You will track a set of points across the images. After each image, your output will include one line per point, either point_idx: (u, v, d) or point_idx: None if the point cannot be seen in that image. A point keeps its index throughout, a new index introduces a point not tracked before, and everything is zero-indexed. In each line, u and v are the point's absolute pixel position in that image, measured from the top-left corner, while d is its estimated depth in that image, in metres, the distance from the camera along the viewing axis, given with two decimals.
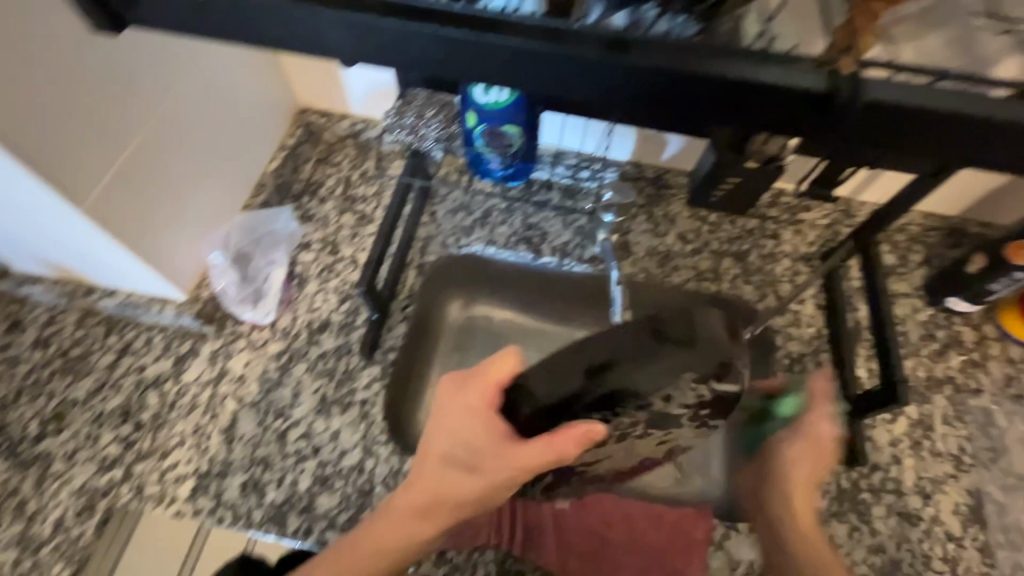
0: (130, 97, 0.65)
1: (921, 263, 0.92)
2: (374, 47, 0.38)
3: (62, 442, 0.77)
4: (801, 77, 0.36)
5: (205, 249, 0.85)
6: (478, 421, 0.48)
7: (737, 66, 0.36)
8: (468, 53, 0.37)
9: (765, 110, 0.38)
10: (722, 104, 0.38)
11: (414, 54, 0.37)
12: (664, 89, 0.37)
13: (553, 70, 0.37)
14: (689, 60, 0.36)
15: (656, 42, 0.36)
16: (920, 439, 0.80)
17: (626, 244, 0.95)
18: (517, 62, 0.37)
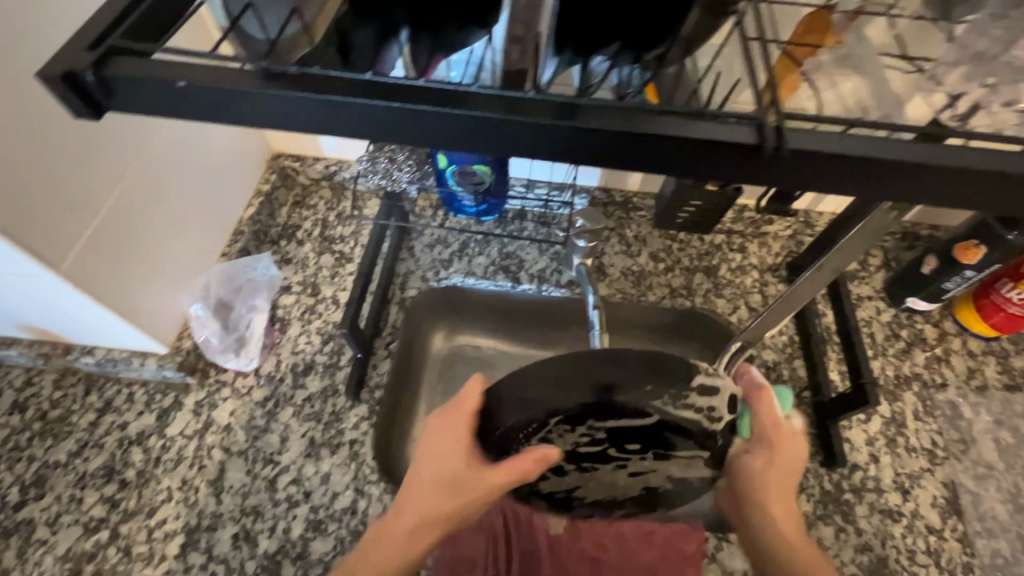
0: (102, 160, 0.67)
1: (879, 267, 0.97)
2: (320, 122, 0.36)
3: (45, 508, 0.75)
4: (759, 131, 0.35)
5: (185, 301, 0.84)
6: (457, 445, 0.51)
7: (692, 125, 0.35)
8: (414, 125, 0.36)
9: (724, 167, 0.37)
10: (679, 162, 0.37)
11: (371, 127, 0.36)
12: (618, 151, 0.36)
13: (511, 140, 0.36)
14: (641, 122, 0.35)
15: (608, 106, 0.36)
16: (895, 436, 0.83)
17: (601, 266, 0.98)
18: (465, 130, 0.36)
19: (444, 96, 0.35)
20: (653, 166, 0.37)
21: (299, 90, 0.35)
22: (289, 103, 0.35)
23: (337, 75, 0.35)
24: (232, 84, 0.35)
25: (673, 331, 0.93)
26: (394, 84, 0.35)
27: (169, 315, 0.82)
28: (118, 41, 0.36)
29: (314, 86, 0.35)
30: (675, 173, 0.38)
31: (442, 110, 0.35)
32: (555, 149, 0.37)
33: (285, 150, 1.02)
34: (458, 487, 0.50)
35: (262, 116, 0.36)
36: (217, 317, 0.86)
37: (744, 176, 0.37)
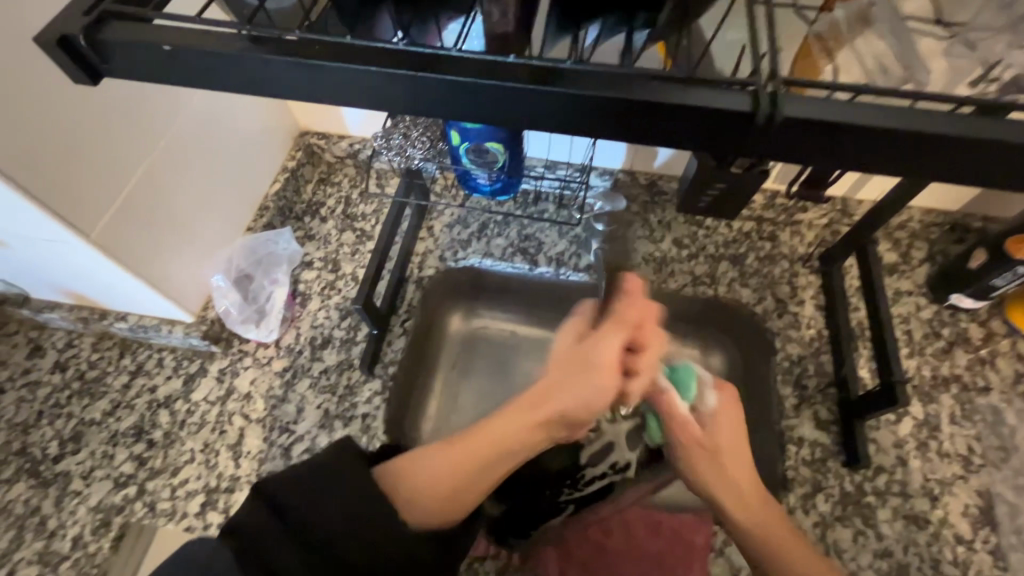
0: (131, 133, 0.69)
1: (922, 261, 0.91)
2: (313, 87, 0.38)
3: (80, 462, 0.80)
4: (752, 98, 0.36)
5: (208, 273, 0.87)
6: (576, 331, 0.61)
7: (680, 91, 0.36)
8: (407, 91, 0.37)
9: (711, 133, 0.37)
10: (667, 128, 0.37)
11: (362, 94, 0.38)
12: (603, 117, 0.37)
13: (496, 103, 0.37)
14: (629, 86, 0.36)
15: (596, 71, 0.37)
16: (926, 440, 0.78)
17: (622, 251, 0.95)
18: (455, 95, 0.37)
19: (436, 60, 0.36)
20: (635, 135, 0.38)
21: (292, 56, 0.36)
22: (285, 68, 0.37)
23: (332, 39, 0.37)
24: (225, 50, 0.36)
25: (693, 321, 0.91)
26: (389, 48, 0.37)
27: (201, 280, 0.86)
28: (116, 7, 0.37)
29: (307, 51, 0.36)
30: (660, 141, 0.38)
31: (433, 75, 0.36)
32: (543, 114, 0.38)
33: (312, 128, 1.03)
34: (599, 364, 0.55)
35: (258, 82, 0.38)
36: (238, 290, 0.88)
37: (728, 147, 0.38)
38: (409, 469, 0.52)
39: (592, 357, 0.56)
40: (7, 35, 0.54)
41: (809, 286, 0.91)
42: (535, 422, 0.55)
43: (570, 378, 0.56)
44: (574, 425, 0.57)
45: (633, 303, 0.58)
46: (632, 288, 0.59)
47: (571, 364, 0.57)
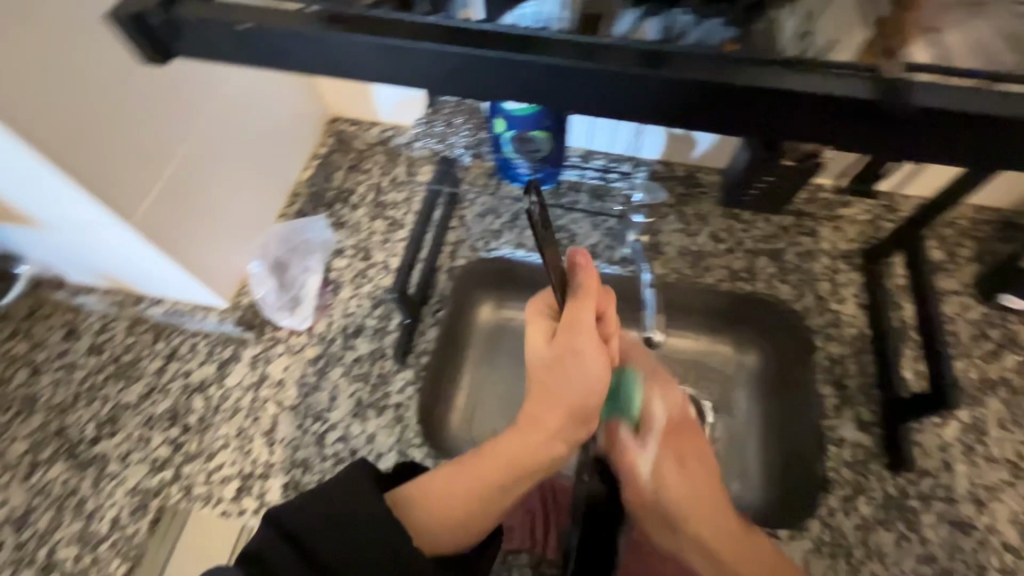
0: (171, 115, 0.69)
1: (970, 259, 0.89)
2: (385, 68, 0.37)
3: (117, 444, 0.81)
4: (873, 87, 0.35)
5: (246, 259, 0.89)
6: (541, 326, 0.62)
7: (782, 76, 0.35)
8: (484, 72, 0.37)
9: (808, 121, 0.36)
10: (762, 115, 0.37)
11: (445, 76, 0.37)
12: (699, 103, 0.36)
13: (585, 89, 0.37)
14: (731, 72, 0.35)
15: (692, 55, 0.36)
16: (973, 445, 0.76)
17: (657, 244, 0.94)
18: (536, 78, 0.36)
19: (518, 41, 0.36)
20: (709, 122, 0.38)
21: (366, 36, 0.36)
22: (357, 47, 0.36)
23: (411, 19, 0.37)
24: (295, 28, 0.36)
25: (729, 317, 0.89)
26: (472, 28, 0.37)
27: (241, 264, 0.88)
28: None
29: (383, 30, 0.36)
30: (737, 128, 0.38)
31: (519, 55, 0.35)
32: (625, 99, 0.37)
33: (343, 114, 1.03)
34: (585, 351, 0.59)
35: (325, 61, 0.38)
36: (274, 277, 0.89)
37: (826, 138, 0.37)
38: (425, 507, 0.53)
39: (574, 348, 0.59)
40: (55, 16, 0.53)
41: (851, 283, 0.89)
42: (546, 427, 0.59)
43: (561, 375, 0.59)
44: (580, 421, 0.60)
45: (589, 273, 0.60)
46: (583, 262, 0.60)
47: (557, 363, 0.59)
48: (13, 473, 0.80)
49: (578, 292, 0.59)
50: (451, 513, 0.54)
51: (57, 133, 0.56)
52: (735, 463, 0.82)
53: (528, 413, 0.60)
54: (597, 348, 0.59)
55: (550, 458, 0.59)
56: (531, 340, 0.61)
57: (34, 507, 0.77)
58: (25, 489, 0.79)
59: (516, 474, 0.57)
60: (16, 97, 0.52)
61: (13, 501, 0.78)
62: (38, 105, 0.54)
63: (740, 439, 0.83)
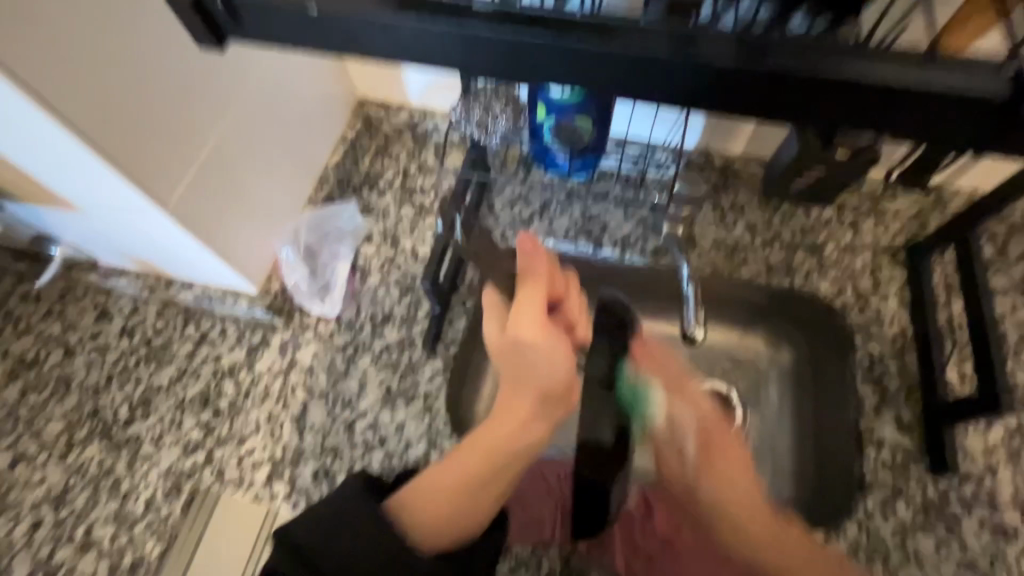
0: (206, 97, 0.67)
1: (1021, 256, 0.85)
2: (463, 53, 0.39)
3: (150, 426, 0.82)
4: (1010, 85, 0.35)
5: (277, 246, 0.88)
6: (495, 317, 0.62)
7: (894, 67, 0.36)
8: (566, 59, 0.38)
9: (916, 114, 0.37)
10: (859, 108, 0.37)
11: (526, 64, 0.39)
12: (796, 93, 0.37)
13: (669, 79, 0.38)
14: (831, 63, 0.36)
15: (796, 42, 0.36)
16: (1019, 450, 0.74)
17: (692, 236, 0.91)
18: (622, 66, 0.37)
19: (608, 28, 0.37)
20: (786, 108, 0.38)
21: (442, 19, 0.37)
22: (432, 32, 0.38)
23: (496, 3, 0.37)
24: (367, 10, 0.38)
25: (766, 312, 0.86)
26: (562, 12, 0.37)
27: (272, 250, 0.88)
28: None
29: (460, 14, 0.37)
30: (819, 115, 0.38)
31: (609, 47, 0.36)
32: (708, 90, 0.38)
33: (369, 97, 1.01)
34: (534, 336, 0.57)
35: (392, 44, 0.39)
36: (306, 264, 0.89)
37: (931, 133, 0.38)
38: (420, 497, 0.51)
39: (519, 337, 0.57)
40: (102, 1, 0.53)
41: (894, 279, 0.86)
42: (518, 408, 0.56)
43: (517, 358, 0.57)
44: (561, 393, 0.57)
45: (536, 257, 0.59)
46: (530, 247, 0.60)
47: (508, 350, 0.58)
48: (50, 451, 0.81)
49: (524, 279, 0.59)
50: (443, 499, 0.50)
51: (99, 120, 0.56)
52: (768, 459, 0.79)
53: (502, 400, 0.57)
54: (548, 332, 0.57)
55: (532, 439, 0.55)
56: (487, 334, 0.62)
57: (71, 486, 0.79)
58: (62, 467, 0.80)
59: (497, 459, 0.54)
60: (52, 80, 0.51)
61: (51, 480, 0.79)
62: (75, 89, 0.53)
63: (773, 435, 0.81)
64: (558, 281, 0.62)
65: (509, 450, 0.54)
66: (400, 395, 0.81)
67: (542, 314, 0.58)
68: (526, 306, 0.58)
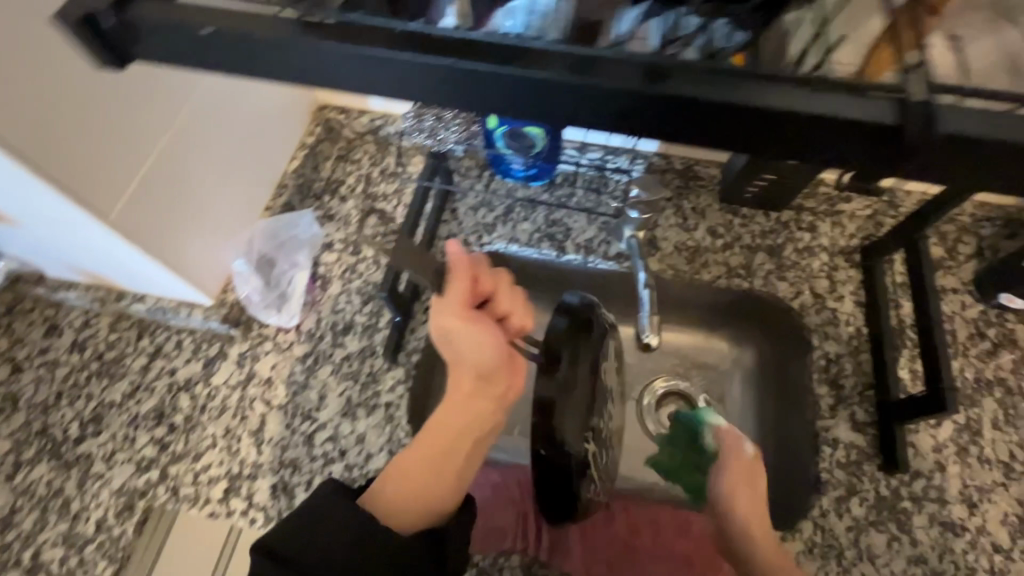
0: (153, 108, 0.66)
1: (970, 256, 0.87)
2: (377, 78, 0.38)
3: (102, 444, 0.79)
4: (899, 109, 0.35)
5: (230, 257, 0.86)
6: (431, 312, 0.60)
7: (809, 97, 0.36)
8: (477, 86, 0.37)
9: (835, 142, 0.37)
10: (763, 135, 0.37)
11: (434, 88, 0.38)
12: (700, 120, 0.37)
13: (576, 104, 0.38)
14: (728, 89, 0.36)
15: (695, 68, 0.37)
16: (967, 445, 0.76)
17: (653, 240, 0.92)
18: (536, 92, 0.37)
19: (518, 54, 0.37)
20: (703, 135, 0.38)
21: (353, 45, 0.37)
22: (342, 56, 0.37)
23: (410, 29, 0.38)
24: (265, 31, 0.37)
25: (728, 314, 0.86)
26: (475, 38, 0.37)
27: (223, 261, 0.86)
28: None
29: (372, 39, 0.37)
30: (735, 142, 0.38)
31: (521, 72, 0.36)
32: (616, 113, 0.38)
33: (330, 102, 1.00)
34: (455, 329, 0.55)
35: (299, 67, 0.39)
36: (259, 274, 0.86)
37: (855, 161, 0.38)
38: (390, 489, 0.52)
39: (443, 331, 0.56)
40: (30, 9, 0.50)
41: (849, 280, 0.87)
42: (457, 391, 0.57)
43: (450, 347, 0.57)
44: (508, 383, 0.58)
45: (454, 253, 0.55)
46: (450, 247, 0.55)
47: (440, 342, 0.57)
48: None
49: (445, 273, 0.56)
50: (413, 496, 0.52)
51: (29, 132, 0.53)
52: None
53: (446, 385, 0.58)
54: (471, 322, 0.55)
55: (475, 420, 0.56)
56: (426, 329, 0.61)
57: (18, 508, 0.76)
58: (8, 489, 0.77)
59: (446, 439, 0.55)
60: None
61: None
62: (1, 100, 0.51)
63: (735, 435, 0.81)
64: (486, 273, 0.58)
65: (456, 428, 0.55)
66: (361, 406, 0.81)
67: (460, 309, 0.54)
68: (445, 301, 0.55)
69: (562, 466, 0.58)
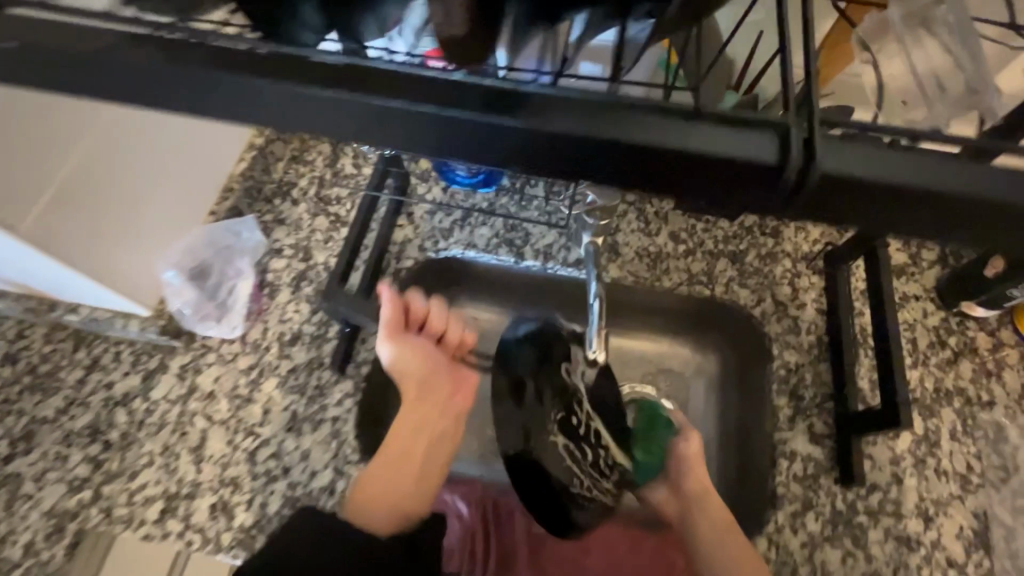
0: (65, 114, 0.64)
1: (933, 262, 0.86)
2: (253, 106, 0.36)
3: (32, 462, 0.75)
4: (781, 147, 0.33)
5: (160, 269, 0.81)
6: None
7: (711, 135, 0.33)
8: (356, 117, 0.35)
9: (738, 184, 0.34)
10: (654, 175, 0.35)
11: (309, 118, 0.36)
12: (589, 158, 0.35)
13: (458, 138, 0.35)
14: (613, 123, 0.34)
15: (578, 99, 0.34)
16: (925, 457, 0.75)
17: (614, 245, 0.89)
18: (416, 125, 0.35)
19: (398, 82, 0.35)
20: (598, 175, 0.35)
21: (225, 70, 0.35)
22: (213, 81, 0.35)
23: (285, 51, 0.35)
24: (123, 51, 0.35)
25: (687, 320, 0.85)
26: (355, 63, 0.35)
27: (152, 273, 0.81)
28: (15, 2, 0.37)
29: (243, 65, 0.35)
30: (632, 184, 0.36)
31: (398, 104, 0.34)
32: (501, 149, 0.35)
33: None
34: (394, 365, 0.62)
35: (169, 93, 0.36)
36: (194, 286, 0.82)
37: (767, 205, 0.35)
38: (366, 504, 0.59)
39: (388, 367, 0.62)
40: None
41: (811, 287, 0.86)
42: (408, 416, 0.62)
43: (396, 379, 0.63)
44: (456, 387, 0.65)
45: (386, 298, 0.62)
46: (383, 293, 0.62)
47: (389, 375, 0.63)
48: None
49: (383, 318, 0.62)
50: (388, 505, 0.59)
51: None
52: None
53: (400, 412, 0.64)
54: (407, 356, 0.61)
55: (428, 435, 0.62)
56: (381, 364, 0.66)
57: None
58: None
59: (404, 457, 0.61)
60: None
61: None
62: None
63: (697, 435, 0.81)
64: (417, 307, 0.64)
65: (413, 445, 0.61)
66: (307, 420, 0.78)
67: (395, 346, 0.61)
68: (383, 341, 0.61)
69: (544, 472, 0.48)
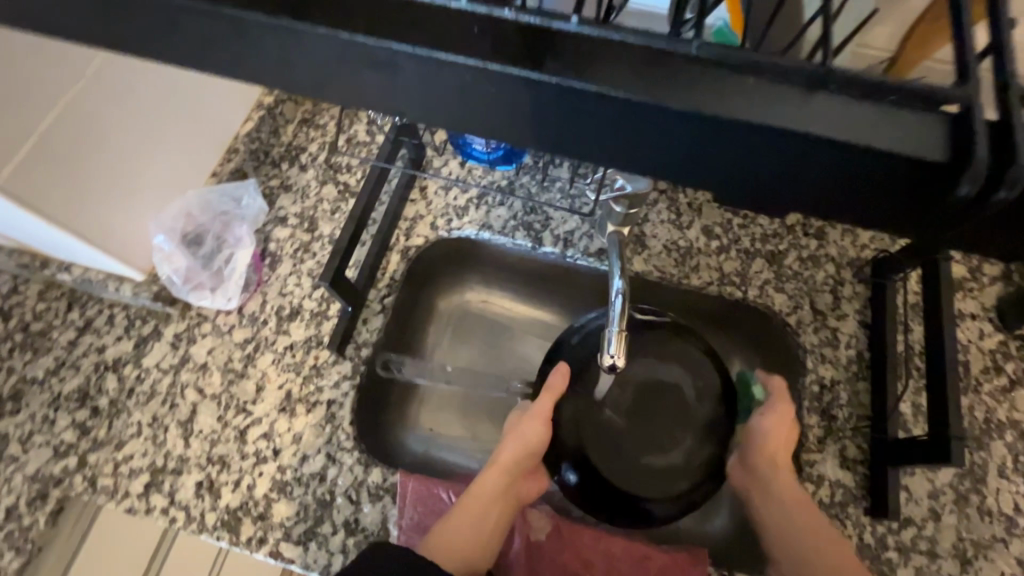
0: (55, 50, 0.60)
1: (996, 278, 0.77)
2: (241, 46, 0.30)
3: (18, 424, 0.73)
4: (942, 143, 0.26)
5: (151, 231, 0.77)
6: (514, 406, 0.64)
7: (820, 112, 0.26)
8: (383, 76, 0.29)
9: (854, 185, 0.27)
10: (738, 160, 0.28)
11: (309, 62, 0.29)
12: (656, 132, 0.28)
13: (496, 99, 0.29)
14: (688, 89, 0.27)
15: (644, 59, 0.28)
16: (968, 494, 0.68)
17: (641, 237, 0.81)
18: (456, 84, 0.28)
19: (421, 19, 0.28)
20: (675, 159, 0.29)
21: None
22: (196, 20, 0.29)
23: None
24: None
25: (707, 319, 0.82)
26: None
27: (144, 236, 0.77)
28: None
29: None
30: (715, 175, 0.29)
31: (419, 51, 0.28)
32: (547, 114, 0.29)
33: None
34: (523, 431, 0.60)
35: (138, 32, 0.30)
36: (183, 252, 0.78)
37: (901, 215, 0.28)
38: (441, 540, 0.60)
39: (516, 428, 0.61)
40: None
41: (855, 297, 0.78)
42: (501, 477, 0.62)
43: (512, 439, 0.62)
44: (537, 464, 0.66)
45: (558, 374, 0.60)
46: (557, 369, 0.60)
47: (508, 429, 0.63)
48: None
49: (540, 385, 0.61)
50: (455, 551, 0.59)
51: None
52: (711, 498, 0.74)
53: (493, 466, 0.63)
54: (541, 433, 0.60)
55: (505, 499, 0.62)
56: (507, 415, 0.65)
57: None
58: None
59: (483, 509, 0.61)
60: None
61: None
62: None
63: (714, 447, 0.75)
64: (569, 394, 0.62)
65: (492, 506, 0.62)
66: (301, 401, 0.73)
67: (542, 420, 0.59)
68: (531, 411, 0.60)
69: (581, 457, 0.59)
